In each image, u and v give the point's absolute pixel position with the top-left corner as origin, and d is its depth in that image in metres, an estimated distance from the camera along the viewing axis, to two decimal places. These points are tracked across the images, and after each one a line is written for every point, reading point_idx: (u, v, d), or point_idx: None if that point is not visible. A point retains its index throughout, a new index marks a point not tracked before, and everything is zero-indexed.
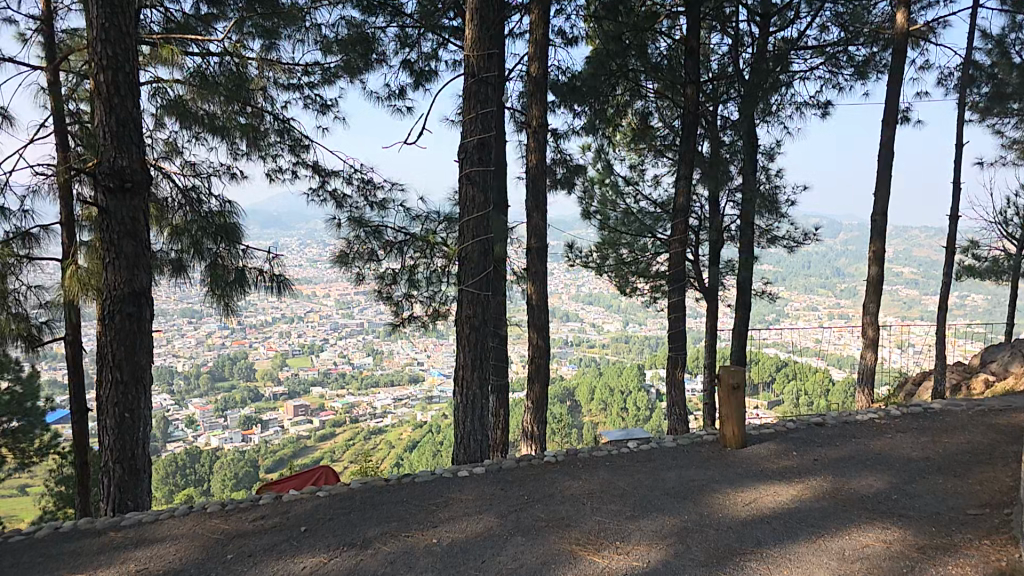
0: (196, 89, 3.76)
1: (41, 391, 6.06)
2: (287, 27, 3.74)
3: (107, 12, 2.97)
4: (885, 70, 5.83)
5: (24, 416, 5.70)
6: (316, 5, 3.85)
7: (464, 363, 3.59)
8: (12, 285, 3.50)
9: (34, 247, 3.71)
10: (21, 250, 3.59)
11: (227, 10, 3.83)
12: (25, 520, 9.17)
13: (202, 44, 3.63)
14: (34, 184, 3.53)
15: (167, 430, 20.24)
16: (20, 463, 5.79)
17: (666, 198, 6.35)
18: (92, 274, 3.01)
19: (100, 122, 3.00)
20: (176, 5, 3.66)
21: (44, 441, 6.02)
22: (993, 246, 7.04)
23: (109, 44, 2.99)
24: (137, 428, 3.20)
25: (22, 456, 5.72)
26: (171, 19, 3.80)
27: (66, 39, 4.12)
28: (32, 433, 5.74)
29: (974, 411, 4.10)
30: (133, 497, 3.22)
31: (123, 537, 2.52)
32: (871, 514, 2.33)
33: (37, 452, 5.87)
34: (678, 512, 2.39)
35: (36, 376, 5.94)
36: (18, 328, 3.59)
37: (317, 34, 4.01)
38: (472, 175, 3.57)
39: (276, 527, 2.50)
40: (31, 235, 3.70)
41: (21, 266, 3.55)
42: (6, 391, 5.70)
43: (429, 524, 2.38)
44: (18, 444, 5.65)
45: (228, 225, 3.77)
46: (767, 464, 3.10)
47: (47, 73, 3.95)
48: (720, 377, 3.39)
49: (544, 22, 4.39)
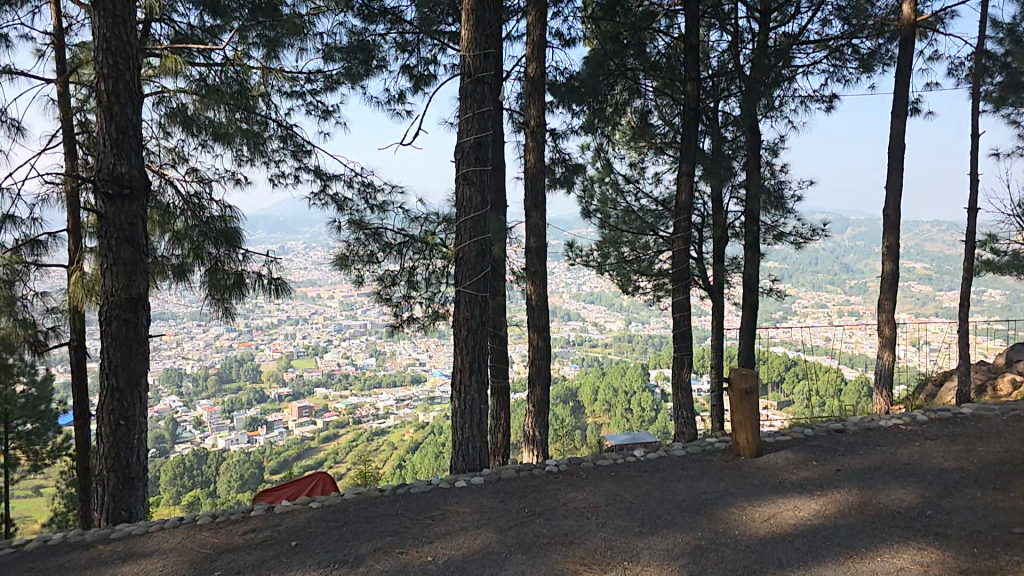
0: (198, 99, 3.59)
1: (54, 393, 6.36)
2: (290, 38, 3.56)
3: (109, 21, 2.83)
4: (891, 62, 5.66)
5: (38, 420, 6.13)
6: (315, 13, 3.68)
7: (462, 367, 3.45)
8: (20, 292, 3.27)
9: (43, 254, 3.52)
10: (30, 257, 3.42)
11: (231, 22, 3.68)
12: (37, 518, 9.23)
13: (205, 53, 3.48)
14: (43, 194, 3.44)
15: (174, 431, 20.16)
16: (34, 466, 6.26)
17: (667, 196, 6.17)
18: (97, 280, 2.99)
19: (99, 128, 2.85)
20: (180, 18, 3.53)
21: (57, 442, 6.49)
22: (1011, 240, 6.68)
23: (110, 53, 2.85)
24: (132, 435, 2.98)
25: (36, 458, 6.23)
26: (177, 33, 3.71)
27: (78, 52, 3.95)
28: (45, 436, 6.23)
29: (1007, 417, 3.93)
30: (127, 506, 2.97)
31: (111, 551, 2.20)
32: (904, 533, 2.19)
33: (50, 454, 6.34)
34: (691, 529, 2.25)
35: (50, 379, 6.17)
36: (24, 334, 3.44)
37: (319, 43, 3.89)
38: (468, 174, 3.44)
39: (266, 541, 2.24)
40: (39, 241, 3.51)
41: (27, 271, 3.30)
42: (20, 393, 5.98)
43: (424, 539, 2.21)
44: (30, 446, 6.12)
45: (229, 230, 3.63)
46: (786, 475, 2.95)
47: (57, 85, 3.83)
48: (732, 381, 3.30)
49: (541, 23, 4.24)
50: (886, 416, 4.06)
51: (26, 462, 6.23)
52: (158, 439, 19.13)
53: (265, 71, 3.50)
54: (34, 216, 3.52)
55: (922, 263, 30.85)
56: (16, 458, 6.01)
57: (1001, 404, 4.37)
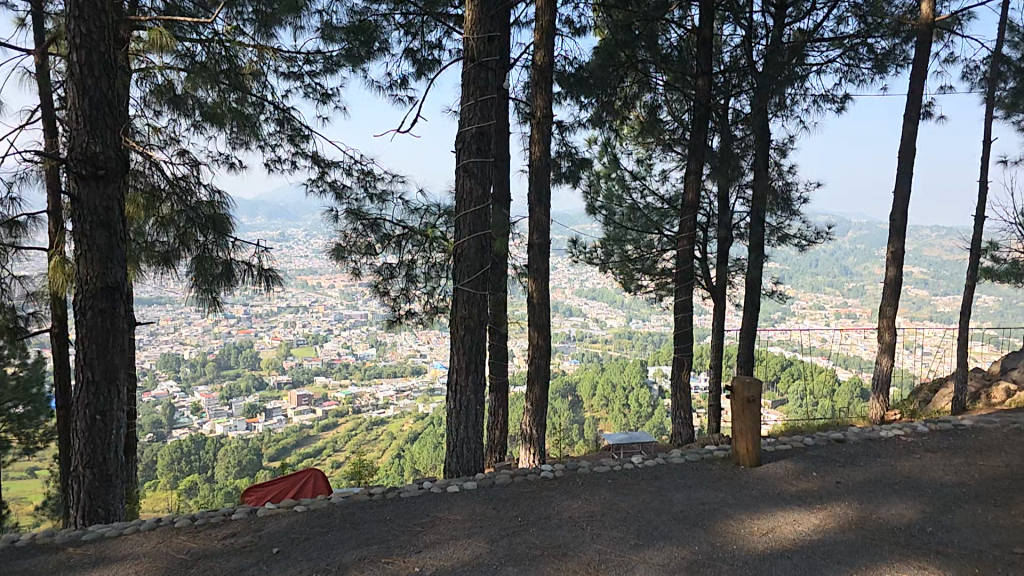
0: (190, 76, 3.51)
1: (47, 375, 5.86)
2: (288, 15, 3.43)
3: None
4: (905, 64, 5.50)
5: (30, 402, 5.53)
6: None
7: (457, 367, 3.36)
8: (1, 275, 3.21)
9: (20, 236, 3.35)
10: (7, 239, 3.25)
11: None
12: (36, 499, 9.02)
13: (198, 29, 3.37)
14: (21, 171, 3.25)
15: (172, 416, 20.01)
16: (26, 449, 5.68)
17: (673, 193, 6.03)
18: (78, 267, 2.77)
19: (72, 105, 2.71)
20: None
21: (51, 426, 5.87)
22: (1012, 248, 6.54)
23: (83, 21, 2.68)
24: (109, 432, 2.85)
25: (28, 441, 5.62)
26: (173, 6, 3.64)
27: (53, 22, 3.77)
28: (37, 419, 5.59)
29: (1009, 430, 3.86)
30: (104, 504, 2.84)
31: (81, 555, 2.10)
32: (905, 550, 2.12)
33: (43, 436, 5.74)
34: (688, 542, 2.17)
35: (41, 362, 5.71)
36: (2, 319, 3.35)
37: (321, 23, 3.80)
38: (469, 166, 3.32)
39: (246, 547, 2.15)
40: (18, 223, 3.33)
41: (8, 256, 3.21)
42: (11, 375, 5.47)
43: (412, 549, 2.13)
44: (23, 429, 5.55)
45: (217, 215, 3.50)
46: (786, 487, 2.87)
47: (36, 56, 3.70)
48: (734, 389, 3.21)
49: (551, 9, 4.08)
50: (886, 427, 3.99)
51: (17, 445, 5.63)
52: (154, 424, 18.92)
53: (261, 48, 3.35)
54: (11, 196, 3.37)
55: (920, 267, 30.84)
56: (6, 441, 5.44)
57: (1002, 416, 4.32)
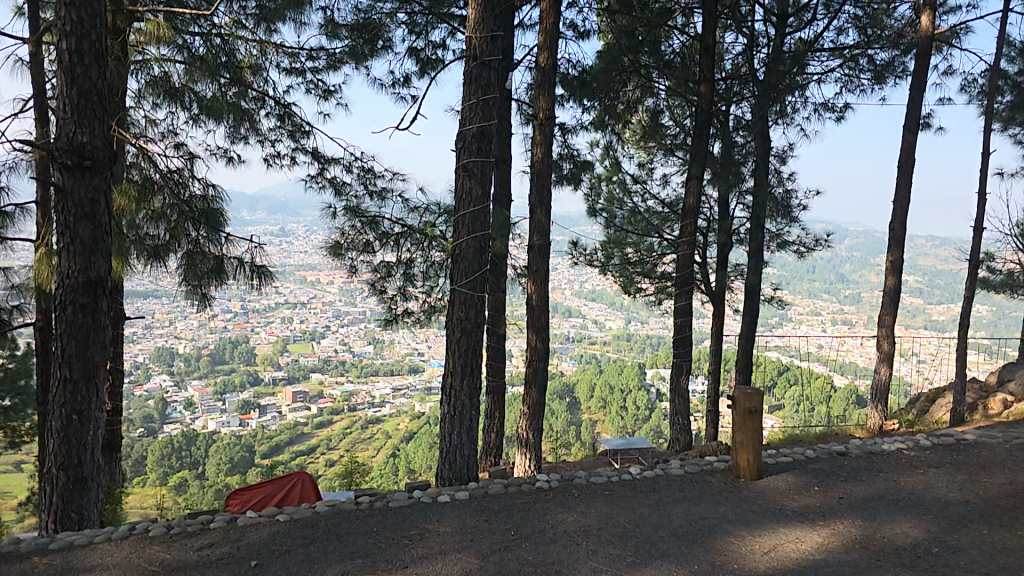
0: (189, 70, 3.44)
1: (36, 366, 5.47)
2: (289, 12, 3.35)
3: None
4: (904, 75, 5.42)
5: (17, 395, 5.16)
6: None
7: (454, 370, 3.24)
8: None
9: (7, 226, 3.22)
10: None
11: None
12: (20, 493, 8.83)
13: (200, 22, 3.31)
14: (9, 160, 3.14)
15: (164, 411, 19.68)
16: (10, 443, 5.27)
17: (675, 198, 5.94)
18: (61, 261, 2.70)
19: (60, 93, 2.60)
20: None
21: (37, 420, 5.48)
22: (1007, 259, 6.42)
23: (74, 9, 2.57)
24: (85, 431, 2.74)
25: (13, 435, 5.23)
26: None
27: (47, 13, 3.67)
28: (24, 412, 5.20)
29: (1012, 445, 3.76)
30: (77, 508, 2.73)
31: (47, 565, 1.99)
32: (911, 572, 2.03)
33: (28, 431, 5.34)
34: (686, 561, 2.07)
35: (30, 353, 5.36)
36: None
37: (324, 21, 3.72)
38: (469, 165, 3.22)
39: (223, 558, 2.05)
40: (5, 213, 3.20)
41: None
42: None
43: (399, 564, 2.02)
44: (7, 423, 5.14)
45: (210, 210, 3.38)
46: (788, 502, 2.78)
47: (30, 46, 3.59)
48: (736, 400, 3.11)
49: (555, 11, 3.96)
50: (888, 439, 3.90)
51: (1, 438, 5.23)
52: (145, 419, 18.73)
53: (262, 44, 3.27)
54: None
55: (918, 276, 30.83)
56: None
57: (1003, 430, 4.22)
